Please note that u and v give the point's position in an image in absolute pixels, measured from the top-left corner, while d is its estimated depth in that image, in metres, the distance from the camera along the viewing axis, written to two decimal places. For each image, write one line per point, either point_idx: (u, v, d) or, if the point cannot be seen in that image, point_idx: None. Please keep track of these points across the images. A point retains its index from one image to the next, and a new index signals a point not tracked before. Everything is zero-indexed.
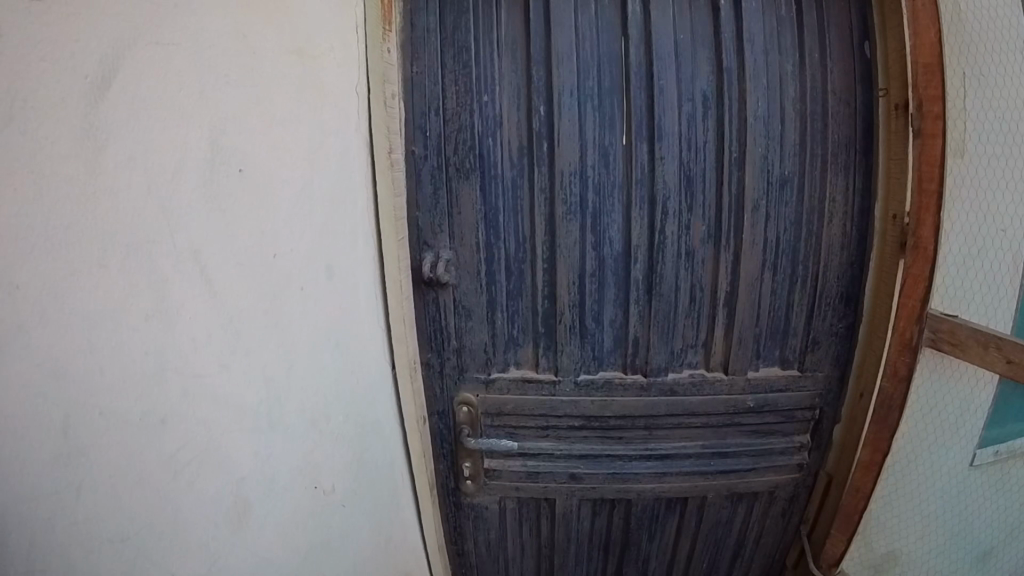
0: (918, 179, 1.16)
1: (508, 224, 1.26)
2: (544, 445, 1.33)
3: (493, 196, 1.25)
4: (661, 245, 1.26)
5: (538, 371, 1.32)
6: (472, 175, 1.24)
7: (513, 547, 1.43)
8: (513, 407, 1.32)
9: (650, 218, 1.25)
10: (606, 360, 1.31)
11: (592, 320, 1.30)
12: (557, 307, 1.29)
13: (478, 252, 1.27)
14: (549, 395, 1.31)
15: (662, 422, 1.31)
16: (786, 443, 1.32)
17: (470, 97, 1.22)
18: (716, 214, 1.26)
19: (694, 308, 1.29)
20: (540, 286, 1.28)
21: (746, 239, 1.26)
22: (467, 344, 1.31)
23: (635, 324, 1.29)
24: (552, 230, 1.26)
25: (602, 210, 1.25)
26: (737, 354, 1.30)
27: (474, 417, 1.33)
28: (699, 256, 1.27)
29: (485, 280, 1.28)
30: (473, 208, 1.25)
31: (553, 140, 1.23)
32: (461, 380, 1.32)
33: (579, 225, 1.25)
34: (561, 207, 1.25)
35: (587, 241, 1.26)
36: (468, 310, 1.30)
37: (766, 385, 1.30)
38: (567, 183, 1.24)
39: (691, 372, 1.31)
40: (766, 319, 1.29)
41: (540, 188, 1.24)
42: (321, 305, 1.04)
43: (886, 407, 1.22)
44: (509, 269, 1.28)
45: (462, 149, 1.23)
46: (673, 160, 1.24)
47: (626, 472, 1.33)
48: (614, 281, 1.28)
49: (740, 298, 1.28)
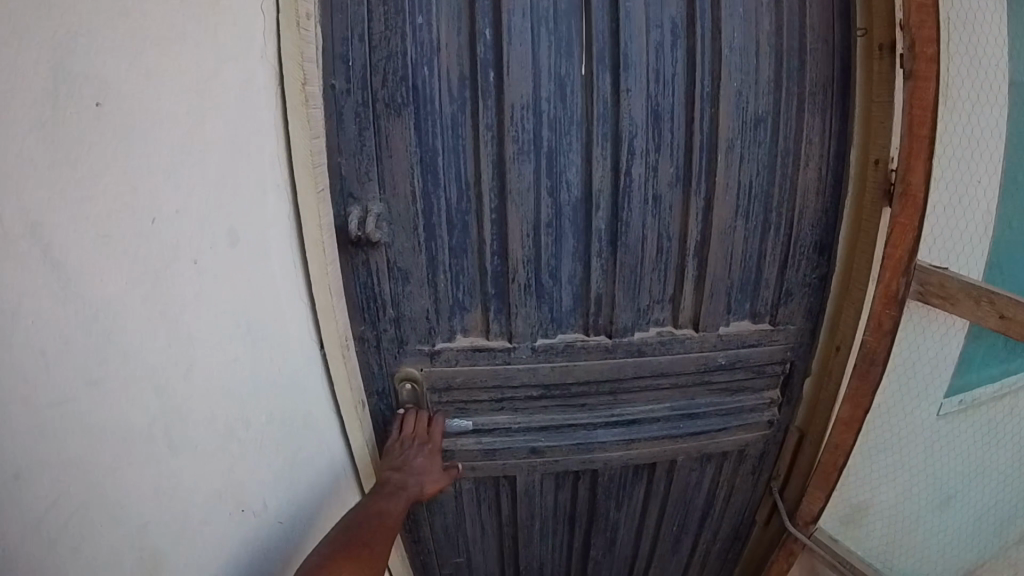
0: (907, 124, 1.04)
1: (450, 168, 1.07)
2: (500, 418, 1.19)
3: (430, 136, 1.05)
4: (627, 189, 1.10)
5: (489, 339, 1.15)
6: (405, 110, 1.03)
7: (473, 529, 1.28)
8: (464, 380, 1.16)
9: (615, 159, 1.09)
10: (568, 321, 1.17)
11: (550, 277, 1.13)
12: (509, 266, 1.12)
13: (414, 203, 1.07)
14: (502, 365, 1.15)
15: (629, 386, 1.20)
16: (757, 399, 1.24)
17: (399, 17, 0.99)
18: (688, 154, 1.11)
19: (662, 260, 1.16)
20: (487, 241, 1.10)
21: (719, 180, 1.12)
22: (406, 313, 1.12)
23: (598, 279, 1.15)
24: (501, 174, 1.07)
25: (561, 149, 1.08)
26: (708, 309, 1.18)
27: (419, 395, 1.16)
28: (667, 201, 1.13)
29: (424, 237, 1.09)
30: (407, 149, 1.05)
31: (501, 68, 1.03)
32: (402, 355, 1.14)
33: (533, 166, 1.07)
34: (511, 146, 1.06)
35: (543, 186, 1.08)
36: (404, 272, 1.10)
37: (737, 342, 1.20)
38: (518, 119, 1.05)
39: (659, 333, 1.19)
40: (732, 270, 1.18)
41: (486, 125, 1.05)
42: (225, 285, 0.82)
43: (868, 361, 1.15)
44: (452, 221, 1.09)
45: (394, 80, 1.02)
46: (641, 93, 1.07)
47: (591, 442, 1.22)
48: (574, 231, 1.12)
49: (713, 249, 1.16)
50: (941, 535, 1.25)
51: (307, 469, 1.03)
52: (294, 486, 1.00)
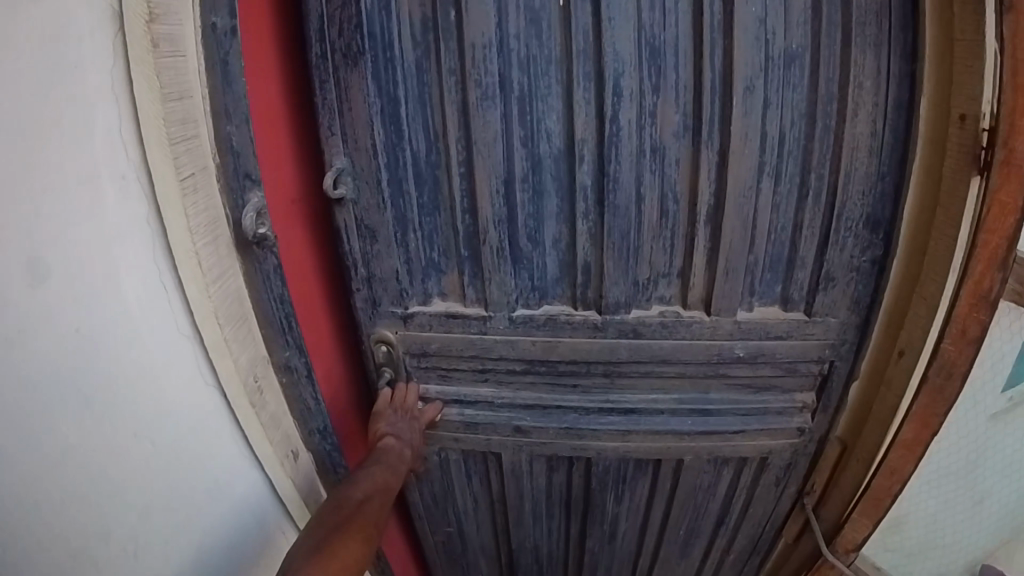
0: (1010, 71, 0.76)
1: (415, 117, 0.97)
2: (483, 391, 1.10)
3: (389, 83, 0.96)
4: (615, 138, 0.93)
5: (465, 305, 1.06)
6: (362, 59, 0.94)
7: (463, 500, 1.19)
8: (438, 348, 1.08)
9: (600, 105, 0.92)
10: (554, 292, 1.03)
11: (529, 240, 1.01)
12: (479, 225, 1.01)
13: (376, 157, 0.99)
14: (479, 335, 1.06)
15: (626, 370, 1.04)
16: (787, 400, 1.02)
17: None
18: (697, 97, 0.90)
19: (667, 226, 0.98)
20: (458, 197, 1.00)
21: (735, 132, 0.90)
22: (377, 272, 1.06)
23: (585, 244, 1.00)
24: (466, 122, 0.95)
25: (537, 96, 0.93)
26: (721, 288, 0.99)
27: (395, 358, 1.10)
28: (673, 156, 0.94)
29: (389, 194, 1.01)
30: (366, 98, 0.96)
31: (460, 3, 0.89)
32: (375, 317, 1.08)
33: (504, 115, 0.94)
34: (475, 92, 0.93)
35: (514, 136, 0.95)
36: (372, 230, 1.04)
37: (760, 332, 0.99)
38: (482, 61, 0.91)
39: (662, 314, 1.01)
40: (753, 241, 0.96)
41: (450, 69, 0.93)
42: (43, 331, 0.69)
43: (944, 376, 0.91)
44: (420, 174, 1.00)
45: (351, 22, 0.93)
46: (631, 26, 0.88)
47: (582, 428, 1.07)
48: (555, 188, 0.98)
49: (729, 218, 0.95)
50: (970, 529, 1.12)
51: (210, 529, 0.87)
52: (196, 547, 0.86)
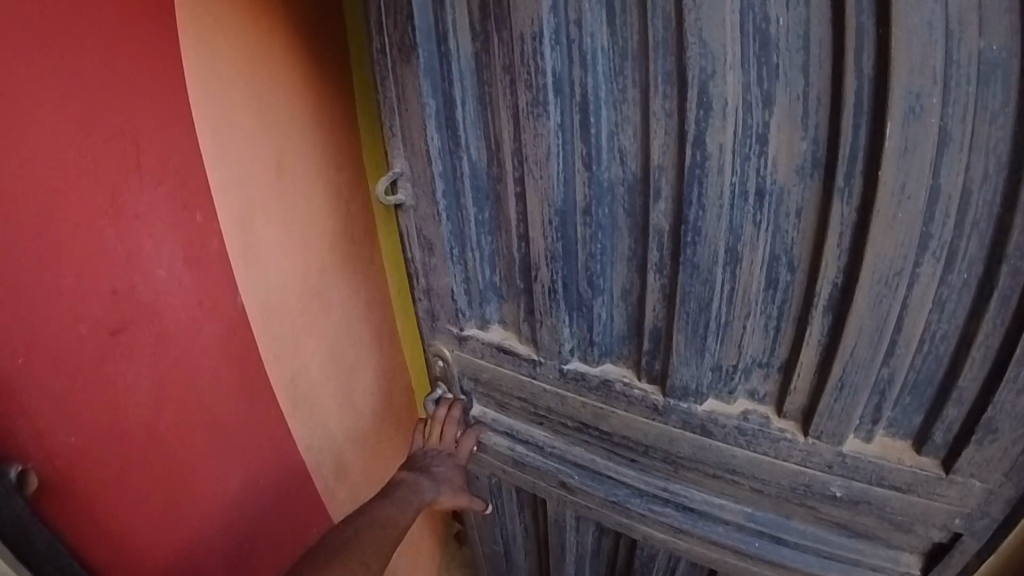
0: None
1: (472, 121, 0.81)
2: (537, 434, 0.97)
3: (446, 80, 0.80)
4: (698, 170, 0.69)
5: (520, 342, 0.92)
6: (414, 54, 0.78)
7: (511, 526, 1.12)
8: (490, 377, 0.97)
9: (680, 124, 0.69)
10: (609, 347, 0.86)
11: (591, 286, 0.82)
12: (532, 259, 0.84)
13: (431, 165, 0.85)
14: (529, 378, 0.92)
15: (691, 466, 0.85)
16: (889, 558, 0.80)
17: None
18: (834, 114, 0.63)
19: (775, 299, 0.74)
20: (513, 221, 0.85)
21: (884, 182, 0.62)
22: (435, 286, 0.95)
23: (656, 305, 0.80)
24: (517, 133, 0.78)
25: (608, 100, 0.72)
26: (826, 405, 0.74)
27: (449, 375, 1.01)
28: (791, 203, 0.69)
29: (447, 207, 0.88)
30: (421, 98, 0.81)
31: None
32: (434, 332, 0.99)
33: (563, 128, 0.74)
34: (525, 93, 0.74)
35: (576, 154, 0.76)
36: (430, 242, 0.92)
37: (872, 473, 0.75)
38: (535, 58, 0.72)
39: (743, 417, 0.79)
40: (893, 346, 0.70)
41: (502, 66, 0.75)
42: None
43: None
44: (477, 188, 0.86)
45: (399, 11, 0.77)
46: (723, 21, 0.63)
47: (629, 507, 0.93)
48: (625, 226, 0.78)
49: (857, 311, 0.69)
50: None
51: None
52: None
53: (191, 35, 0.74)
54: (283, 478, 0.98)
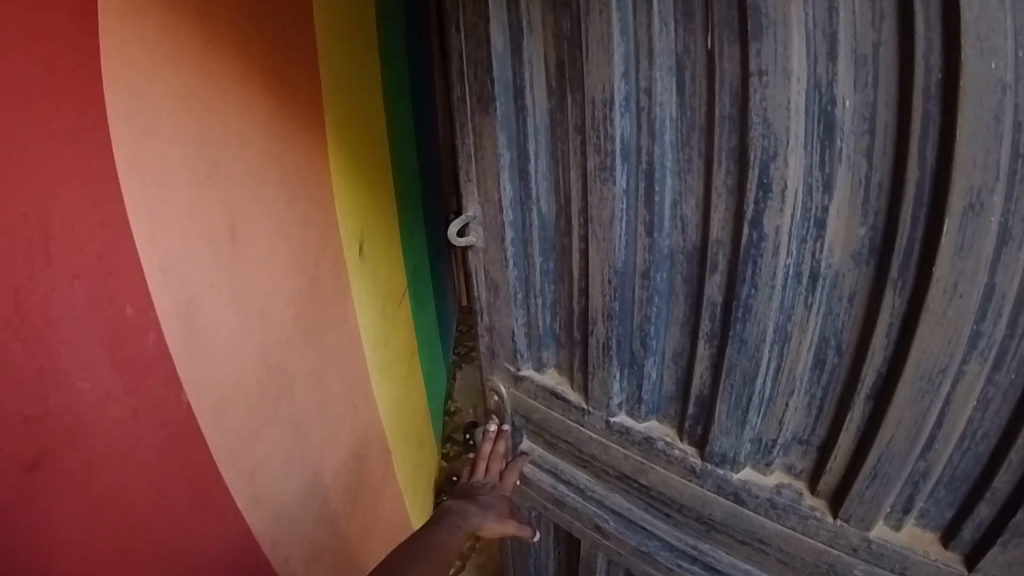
0: None
1: (544, 174, 0.83)
2: (580, 476, 0.96)
3: (521, 133, 0.81)
4: (755, 251, 0.69)
5: (572, 388, 0.93)
6: (493, 106, 0.81)
7: (546, 561, 1.14)
8: (542, 419, 0.97)
9: (738, 201, 0.69)
10: (654, 403, 0.86)
11: (644, 347, 0.83)
12: (591, 314, 0.84)
13: (502, 213, 0.86)
14: (578, 425, 0.92)
15: (723, 531, 0.85)
16: None
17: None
18: (893, 205, 0.62)
19: (821, 380, 0.73)
20: (575, 277, 0.84)
21: (937, 278, 0.61)
22: (497, 325, 0.96)
23: (701, 375, 0.80)
24: (585, 195, 0.78)
25: (674, 171, 0.73)
26: (857, 491, 0.74)
27: (502, 410, 1.02)
28: (841, 285, 0.68)
29: (516, 253, 0.89)
30: (496, 150, 0.83)
31: (583, 46, 0.72)
32: (493, 369, 1.00)
33: (631, 195, 0.75)
34: (595, 156, 0.75)
35: (639, 220, 0.76)
36: (495, 285, 0.93)
37: (895, 561, 0.74)
38: (606, 124, 0.73)
39: (777, 490, 0.80)
40: (931, 441, 0.69)
41: (575, 126, 0.76)
42: None
43: None
44: (543, 240, 0.86)
45: (480, 65, 0.80)
46: (788, 105, 0.63)
47: (658, 560, 0.93)
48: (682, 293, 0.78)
49: (898, 403, 0.68)
50: None
51: None
52: None
53: (123, 92, 0.71)
54: (232, 558, 0.88)
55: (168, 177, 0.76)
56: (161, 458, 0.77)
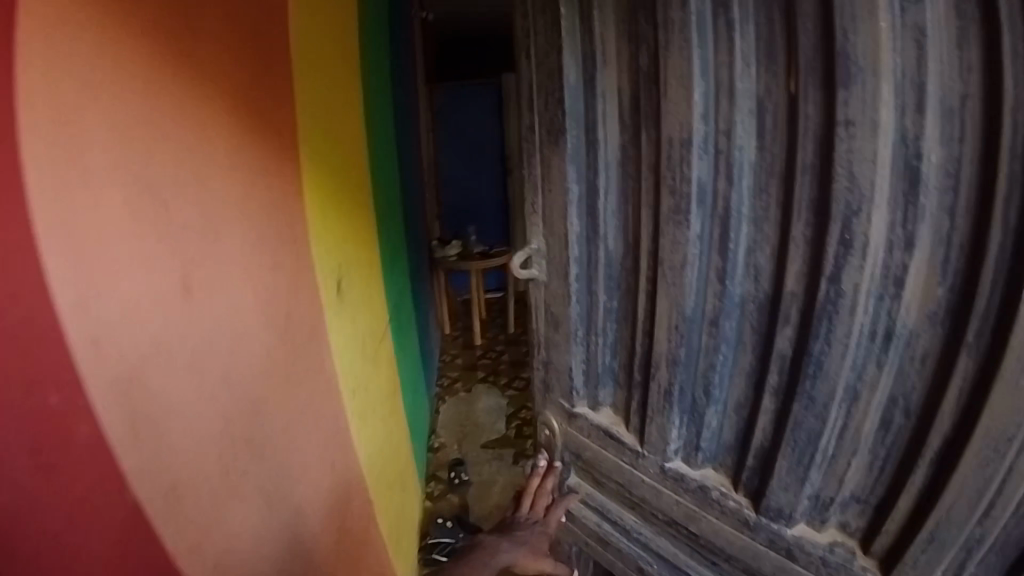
0: None
1: (613, 212, 0.81)
2: (628, 515, 0.88)
3: (592, 170, 0.80)
4: (834, 302, 0.63)
5: (626, 429, 0.87)
6: (562, 139, 0.80)
7: None
8: (593, 456, 0.91)
9: (816, 256, 0.64)
10: (712, 451, 0.79)
11: (707, 395, 0.77)
12: (653, 354, 0.80)
13: (568, 249, 0.85)
14: (629, 466, 0.86)
15: None
16: None
17: (570, 26, 0.78)
18: (973, 265, 0.55)
19: (886, 443, 0.64)
20: (640, 318, 0.81)
21: (1011, 345, 0.53)
22: (554, 360, 0.92)
23: (764, 428, 0.73)
24: (654, 236, 0.76)
25: (751, 216, 0.68)
26: (910, 556, 0.63)
27: (552, 445, 0.97)
28: (916, 346, 0.60)
29: (579, 288, 0.86)
30: (565, 183, 0.82)
31: (661, 84, 0.71)
32: (545, 403, 0.96)
33: (707, 239, 0.72)
34: (668, 199, 0.73)
35: (712, 267, 0.72)
36: (556, 320, 0.90)
37: None
38: (682, 162, 0.71)
39: (830, 547, 0.70)
40: (988, 509, 0.57)
41: (649, 163, 0.75)
42: None
43: None
44: (608, 277, 0.83)
45: (552, 95, 0.80)
46: (874, 158, 0.58)
47: None
48: (752, 343, 0.72)
49: (960, 471, 0.58)
50: None
51: None
52: None
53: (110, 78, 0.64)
54: None
55: (101, 212, 0.61)
56: (109, 556, 0.60)
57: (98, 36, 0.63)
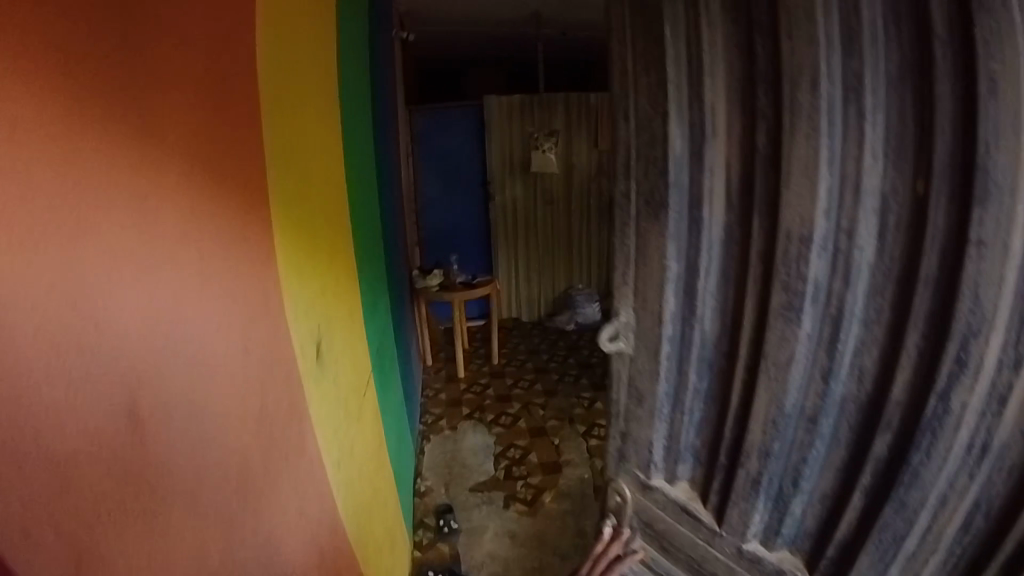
0: None
1: (714, 295, 0.58)
2: None
3: (700, 241, 0.57)
4: (936, 425, 0.46)
5: (705, 506, 0.63)
6: (665, 211, 0.57)
7: None
8: (663, 527, 0.65)
9: (925, 380, 0.46)
10: (792, 535, 0.57)
11: (795, 487, 0.56)
12: (744, 441, 0.58)
13: (662, 324, 0.61)
14: (706, 544, 0.62)
15: None
16: None
17: (676, 80, 0.54)
18: None
19: (957, 548, 0.48)
20: (732, 407, 0.58)
21: None
22: (634, 433, 0.66)
23: (846, 525, 0.53)
24: (761, 323, 0.54)
25: (863, 317, 0.49)
26: None
27: (622, 509, 0.69)
28: (1014, 462, 0.44)
29: (673, 364, 0.62)
30: (662, 261, 0.59)
31: (782, 131, 0.49)
32: (618, 469, 0.69)
33: (815, 339, 0.51)
34: (779, 293, 0.52)
35: (817, 368, 0.52)
36: (637, 394, 0.65)
37: None
38: (798, 263, 0.50)
39: None
40: None
41: (759, 253, 0.53)
42: None
43: None
44: (700, 363, 0.60)
45: (653, 166, 0.57)
46: (1004, 283, 0.41)
47: None
48: (850, 437, 0.52)
49: None
50: None
51: None
52: None
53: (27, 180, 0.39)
54: None
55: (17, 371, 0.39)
56: None
57: (46, 124, 0.42)
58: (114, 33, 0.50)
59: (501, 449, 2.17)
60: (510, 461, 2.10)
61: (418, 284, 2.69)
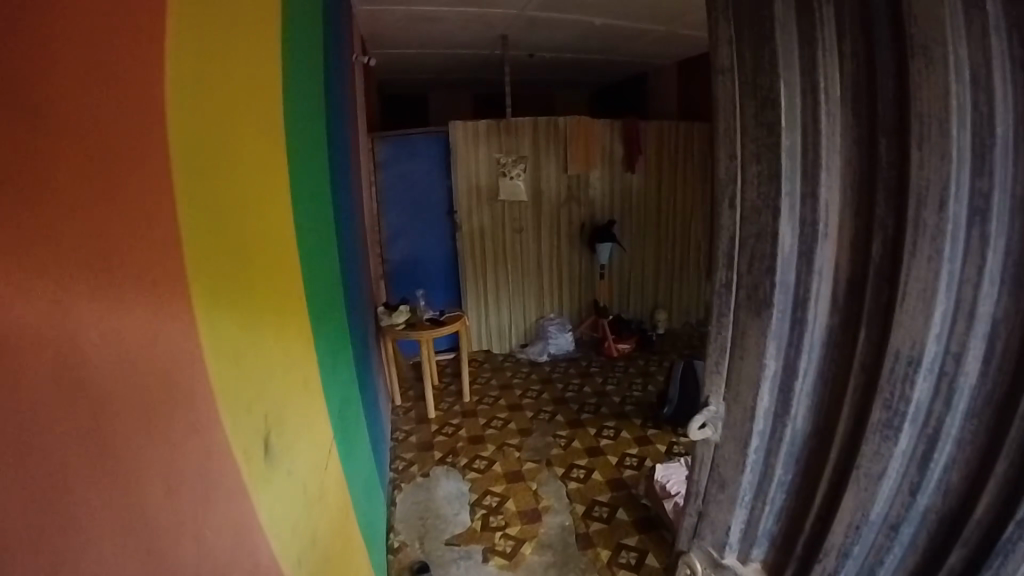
0: None
1: (807, 405, 0.47)
2: None
3: (791, 341, 0.47)
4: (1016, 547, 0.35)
5: None
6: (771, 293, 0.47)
7: None
8: None
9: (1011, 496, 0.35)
10: None
11: None
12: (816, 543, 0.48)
13: (749, 422, 0.50)
14: None
15: None
16: None
17: (789, 173, 0.45)
18: None
19: None
20: (808, 520, 0.48)
21: None
22: (711, 512, 0.55)
23: None
24: (853, 429, 0.44)
25: (958, 438, 0.39)
26: None
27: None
28: None
29: (756, 449, 0.50)
30: (759, 356, 0.49)
31: (898, 247, 0.39)
32: (693, 547, 0.58)
33: (906, 460, 0.41)
34: (880, 404, 0.41)
35: (907, 484, 0.41)
36: (720, 481, 0.54)
37: None
38: (901, 384, 0.40)
39: None
40: None
41: (859, 366, 0.43)
42: None
43: None
44: (787, 459, 0.49)
45: (760, 260, 0.48)
46: None
47: None
48: (926, 545, 0.42)
49: None
50: None
51: None
52: None
53: None
54: None
55: None
56: None
57: None
58: (23, 126, 0.40)
59: (477, 498, 2.07)
60: (486, 511, 2.00)
61: (384, 322, 2.57)
